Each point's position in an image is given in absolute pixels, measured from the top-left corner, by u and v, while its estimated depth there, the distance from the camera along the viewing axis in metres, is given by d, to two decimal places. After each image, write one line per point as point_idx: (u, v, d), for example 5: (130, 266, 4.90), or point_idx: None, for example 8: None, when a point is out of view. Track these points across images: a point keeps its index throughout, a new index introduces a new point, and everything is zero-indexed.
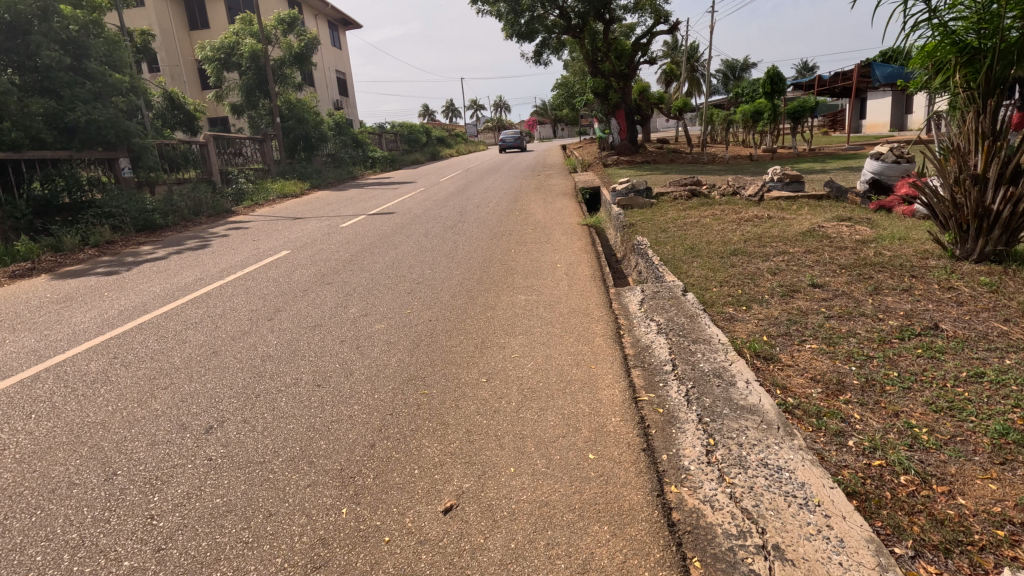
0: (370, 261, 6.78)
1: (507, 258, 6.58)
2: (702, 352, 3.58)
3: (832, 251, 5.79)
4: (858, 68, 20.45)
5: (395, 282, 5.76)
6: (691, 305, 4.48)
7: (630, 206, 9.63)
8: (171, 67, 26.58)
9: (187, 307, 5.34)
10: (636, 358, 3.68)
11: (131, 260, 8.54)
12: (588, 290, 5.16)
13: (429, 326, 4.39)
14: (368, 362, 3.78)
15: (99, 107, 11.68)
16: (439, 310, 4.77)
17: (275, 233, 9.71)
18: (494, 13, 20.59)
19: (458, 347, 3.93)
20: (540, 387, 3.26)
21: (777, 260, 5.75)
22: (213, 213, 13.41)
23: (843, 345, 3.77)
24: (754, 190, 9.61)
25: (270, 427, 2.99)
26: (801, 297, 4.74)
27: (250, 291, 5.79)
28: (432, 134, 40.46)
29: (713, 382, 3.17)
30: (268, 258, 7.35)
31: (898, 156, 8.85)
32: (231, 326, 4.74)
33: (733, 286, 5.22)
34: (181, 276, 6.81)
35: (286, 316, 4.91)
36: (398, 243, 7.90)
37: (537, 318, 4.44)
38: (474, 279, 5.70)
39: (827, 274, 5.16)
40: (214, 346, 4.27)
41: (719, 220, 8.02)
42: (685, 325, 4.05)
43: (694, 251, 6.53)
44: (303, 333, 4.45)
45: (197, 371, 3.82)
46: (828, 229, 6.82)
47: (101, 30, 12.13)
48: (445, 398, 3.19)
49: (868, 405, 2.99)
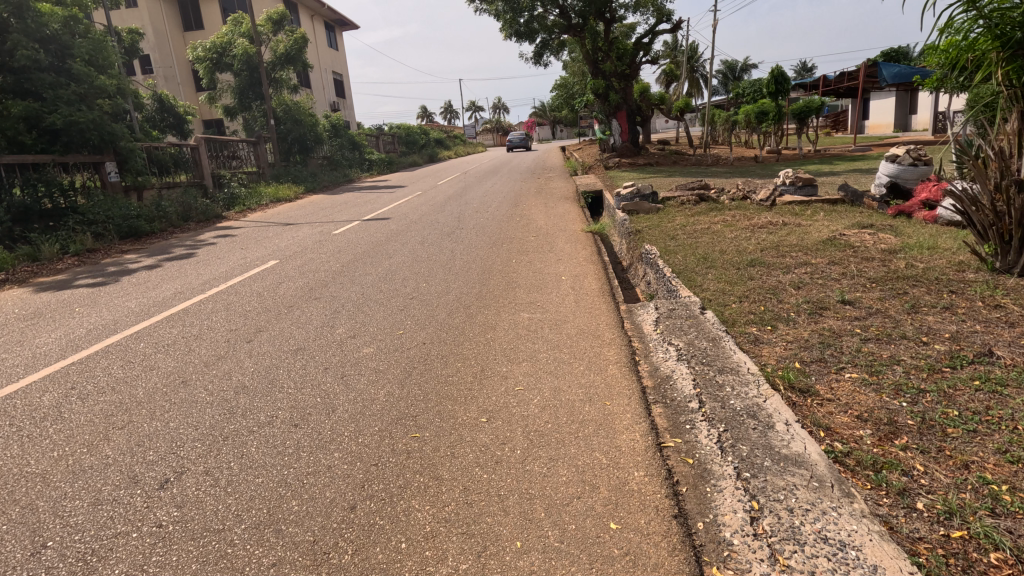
0: (362, 273, 6.35)
1: (508, 270, 6.16)
2: (731, 385, 3.15)
3: (859, 262, 5.37)
4: (865, 68, 20.05)
5: (387, 298, 5.33)
6: (712, 325, 4.07)
7: (636, 211, 9.22)
8: (164, 68, 26.15)
9: (162, 326, 4.91)
10: (656, 390, 3.27)
11: (112, 270, 8.09)
12: (597, 308, 4.75)
13: (423, 351, 3.97)
14: (354, 396, 3.35)
15: (83, 110, 11.27)
16: (434, 330, 4.36)
17: (265, 241, 9.28)
18: (492, 12, 20.22)
19: (455, 378, 3.51)
20: (548, 430, 2.83)
21: (799, 272, 5.34)
22: (203, 219, 12.97)
23: (886, 374, 3.36)
24: (766, 194, 9.22)
25: (235, 483, 2.56)
26: (830, 316, 4.33)
27: (230, 308, 5.35)
28: (430, 136, 39.94)
29: (748, 424, 2.75)
30: (254, 270, 6.92)
31: (915, 158, 8.50)
32: (206, 349, 4.30)
33: (754, 301, 4.81)
34: (160, 290, 6.38)
35: (266, 338, 4.47)
36: (391, 252, 7.46)
37: (542, 342, 4.01)
38: (473, 293, 5.29)
39: (857, 289, 4.76)
40: (183, 375, 3.83)
41: (732, 227, 7.60)
42: (708, 351, 3.63)
43: (708, 261, 6.11)
44: (283, 359, 4.02)
45: (161, 406, 3.39)
46: (850, 237, 6.40)
47: (84, 29, 11.71)
48: (438, 444, 2.77)
49: (932, 454, 2.57)
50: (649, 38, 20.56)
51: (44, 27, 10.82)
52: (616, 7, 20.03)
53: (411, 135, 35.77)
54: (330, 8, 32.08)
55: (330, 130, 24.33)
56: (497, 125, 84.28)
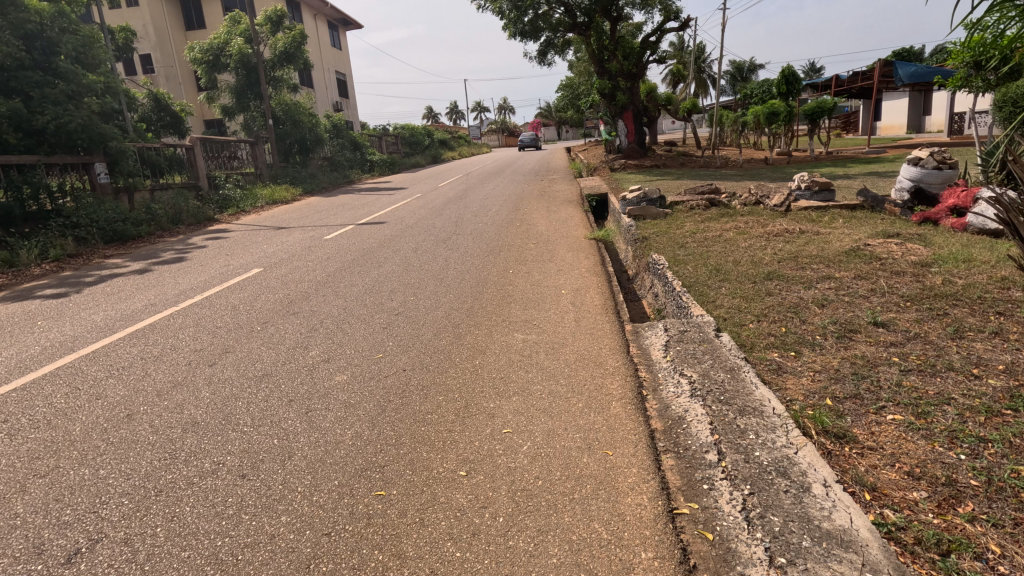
0: (347, 285, 5.90)
1: (504, 282, 5.70)
2: (755, 432, 2.68)
3: (888, 277, 4.89)
4: (881, 67, 19.38)
5: (370, 314, 4.88)
6: (729, 352, 3.59)
7: (643, 216, 8.73)
8: (165, 67, 25.86)
9: (123, 345, 4.47)
10: (666, 434, 2.80)
11: (90, 278, 7.68)
12: (600, 328, 4.28)
13: (401, 380, 3.51)
14: (317, 438, 2.90)
15: (71, 109, 10.90)
16: (417, 354, 3.90)
17: (254, 246, 8.86)
18: (495, 11, 19.78)
19: (433, 415, 3.05)
20: (537, 490, 2.38)
21: (822, 288, 4.86)
22: (194, 222, 12.58)
23: (936, 417, 2.88)
24: (780, 199, 8.70)
25: (155, 558, 2.11)
26: (862, 341, 3.84)
27: (200, 324, 4.91)
28: (434, 136, 39.43)
29: (778, 486, 2.27)
30: (235, 279, 6.50)
31: (940, 161, 8.03)
32: (163, 374, 3.85)
33: (773, 321, 4.34)
34: (132, 301, 5.95)
35: (231, 361, 4.03)
36: (382, 260, 7.01)
37: (537, 370, 3.54)
38: (464, 309, 4.84)
39: (890, 308, 4.28)
40: (130, 407, 3.39)
41: (745, 234, 7.13)
42: (725, 386, 3.15)
43: (721, 272, 5.64)
44: (244, 388, 3.57)
45: (95, 447, 2.95)
46: (875, 248, 5.90)
47: (73, 26, 11.38)
48: (405, 507, 2.31)
49: (1007, 530, 2.10)
50: (656, 37, 20.06)
51: (29, 23, 10.47)
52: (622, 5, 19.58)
53: (415, 136, 35.40)
54: (333, 8, 31.71)
55: (331, 131, 23.91)
56: (503, 126, 83.77)
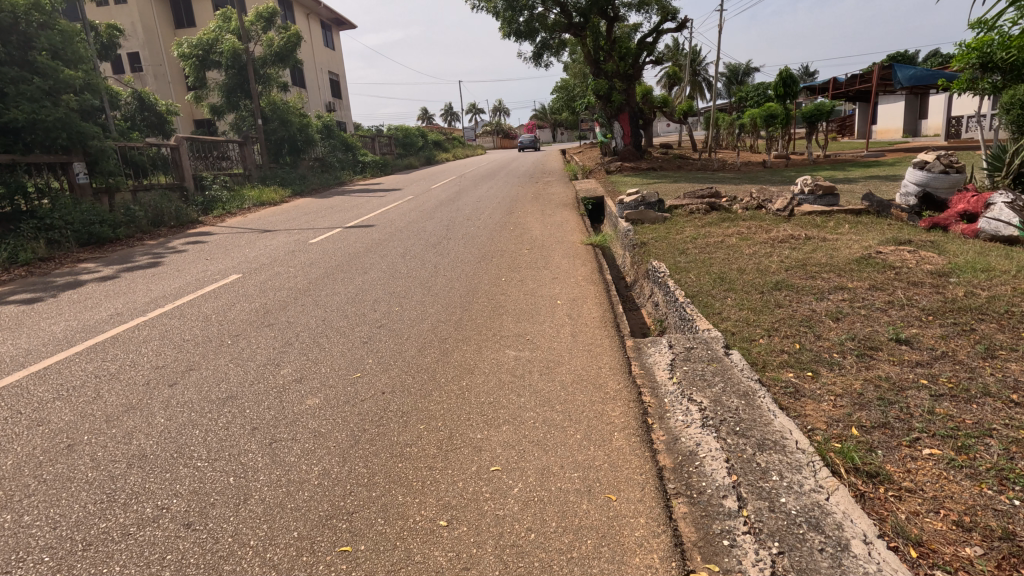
0: (329, 293, 5.54)
1: (495, 291, 5.35)
2: (779, 471, 2.35)
3: (905, 288, 4.58)
4: (879, 70, 19.15)
5: (350, 326, 4.52)
6: (741, 373, 3.26)
7: (641, 220, 8.41)
8: (154, 66, 25.42)
9: (78, 361, 4.09)
10: (676, 473, 2.46)
11: (60, 283, 7.28)
12: (599, 344, 3.94)
13: (379, 406, 3.16)
14: (278, 477, 2.55)
15: (49, 107, 10.47)
16: (398, 374, 3.55)
17: (236, 250, 8.47)
18: (490, 10, 19.47)
19: (414, 449, 2.71)
20: (531, 546, 2.04)
21: (836, 299, 4.54)
22: (177, 224, 12.16)
23: (980, 453, 2.56)
24: (784, 204, 8.41)
25: None
26: (884, 360, 3.51)
27: (166, 337, 4.54)
28: (427, 137, 38.99)
29: (812, 543, 1.94)
30: (211, 286, 6.13)
31: (946, 165, 7.76)
32: (116, 396, 3.47)
33: (786, 336, 4.01)
34: (99, 310, 5.57)
35: (193, 380, 3.65)
36: (368, 267, 6.65)
37: (530, 394, 3.19)
38: (452, 322, 4.50)
39: (911, 323, 3.96)
40: (72, 436, 3.01)
41: (748, 240, 6.82)
42: (740, 414, 2.82)
43: (725, 282, 5.32)
44: (204, 414, 3.20)
45: (24, 487, 2.57)
46: (887, 255, 5.60)
47: (51, 21, 10.98)
48: (373, 569, 1.97)
49: None
50: (653, 38, 19.80)
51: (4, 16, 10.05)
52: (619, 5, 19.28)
53: (409, 138, 35.01)
54: (326, 7, 31.24)
55: (323, 131, 23.47)
56: (499, 127, 83.31)
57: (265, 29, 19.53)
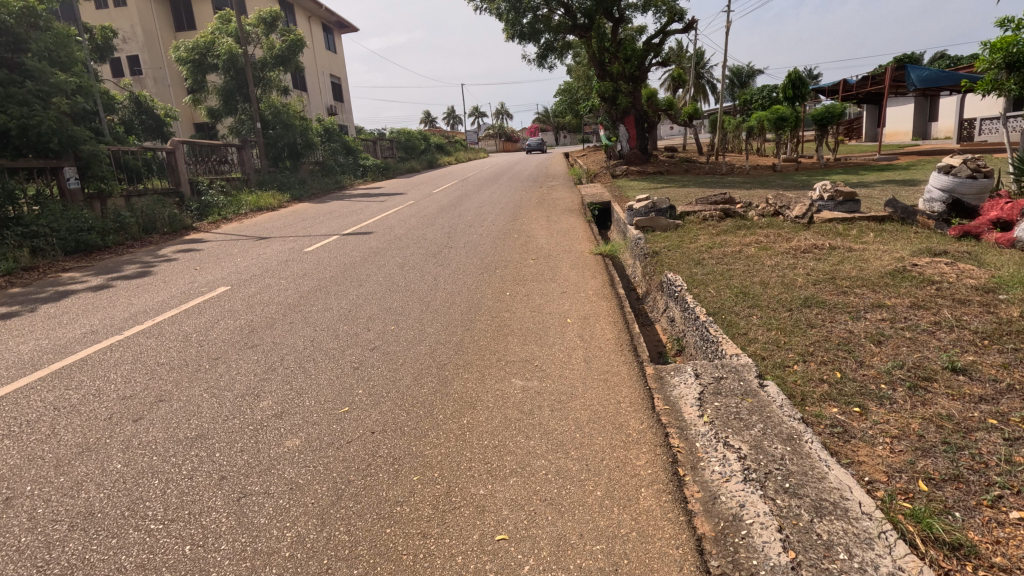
0: (320, 309, 5.14)
1: (499, 307, 4.95)
2: (846, 544, 1.93)
3: (953, 307, 4.16)
4: (891, 71, 18.72)
5: (340, 348, 4.12)
6: (781, 412, 2.83)
7: (651, 228, 8.00)
8: (153, 69, 25.13)
9: (38, 389, 3.69)
10: (719, 547, 2.05)
11: (38, 295, 6.89)
12: (616, 373, 3.54)
13: (367, 451, 2.74)
14: (243, 546, 2.14)
15: (39, 110, 10.12)
16: (391, 409, 3.16)
17: (227, 259, 8.08)
18: (493, 12, 19.13)
19: (405, 508, 2.31)
20: None
21: (874, 319, 4.13)
22: (170, 231, 11.78)
23: None
24: (802, 210, 7.99)
25: None
26: (942, 394, 3.08)
27: (139, 360, 4.14)
28: (429, 141, 38.63)
29: None
30: (196, 300, 5.75)
31: (974, 169, 7.34)
32: (72, 434, 3.07)
33: (823, 362, 3.59)
34: (74, 326, 5.18)
35: (161, 415, 3.25)
36: (364, 278, 6.27)
37: (540, 436, 2.80)
38: (454, 343, 4.11)
39: (966, 348, 3.54)
40: (12, 487, 2.61)
41: (768, 250, 6.41)
42: (788, 466, 2.38)
43: (749, 297, 4.91)
44: (167, 457, 2.80)
45: None
46: (924, 268, 5.18)
47: (44, 21, 10.66)
48: None
49: None
50: (659, 39, 19.43)
51: None
52: (624, 6, 18.92)
53: (412, 141, 34.64)
54: (327, 10, 30.90)
55: (323, 135, 23.09)
56: (501, 130, 82.78)
57: (266, 32, 19.23)
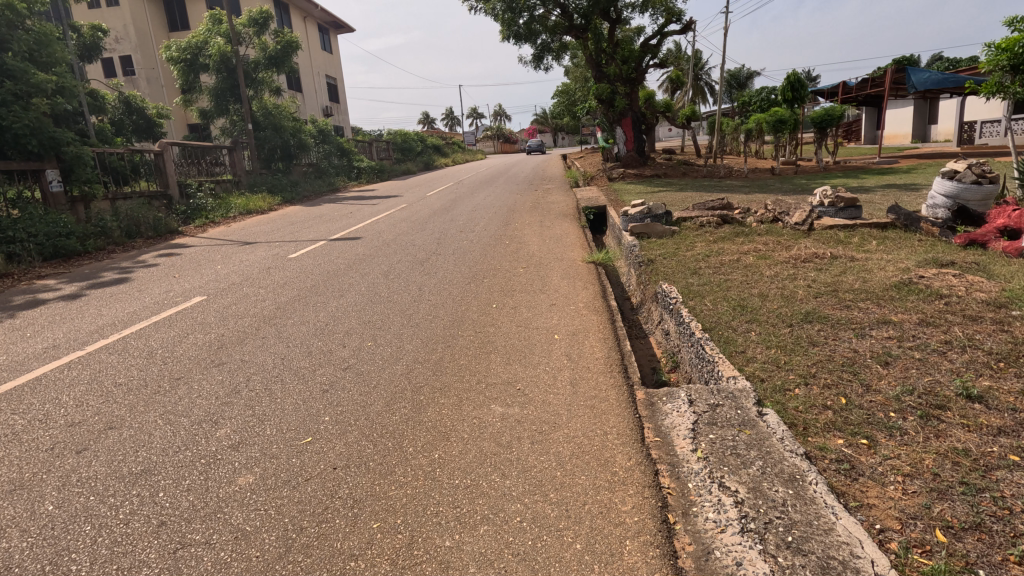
0: (296, 323, 4.87)
1: (484, 321, 4.68)
2: None
3: (965, 325, 3.90)
4: (892, 73, 18.50)
5: (311, 368, 3.86)
6: (783, 446, 2.55)
7: (646, 234, 7.74)
8: (146, 69, 24.83)
9: None
10: None
11: (7, 304, 6.61)
12: (604, 400, 3.27)
13: (325, 493, 2.47)
14: None
15: (18, 111, 9.83)
16: (356, 441, 2.89)
17: (208, 266, 7.81)
18: (489, 12, 18.84)
19: (359, 565, 2.04)
20: None
21: (879, 337, 3.87)
22: (154, 235, 11.52)
23: None
24: (802, 216, 7.75)
25: None
26: (957, 425, 2.83)
27: (96, 380, 3.87)
28: (426, 143, 38.32)
29: None
30: (169, 311, 5.49)
31: (979, 175, 7.13)
32: (7, 468, 2.81)
33: (827, 386, 3.33)
34: (36, 340, 4.91)
35: (107, 446, 2.98)
36: (345, 288, 5.99)
37: (517, 475, 2.54)
38: (432, 363, 3.84)
39: (982, 373, 3.28)
40: None
41: (767, 259, 6.17)
42: (790, 512, 2.12)
43: (747, 310, 4.66)
44: (106, 498, 2.53)
45: None
46: (931, 280, 4.93)
47: (24, 20, 10.37)
48: None
49: None
50: (657, 40, 19.18)
51: None
52: (622, 7, 18.67)
53: (408, 143, 34.34)
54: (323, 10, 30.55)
55: (317, 137, 22.82)
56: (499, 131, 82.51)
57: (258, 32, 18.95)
